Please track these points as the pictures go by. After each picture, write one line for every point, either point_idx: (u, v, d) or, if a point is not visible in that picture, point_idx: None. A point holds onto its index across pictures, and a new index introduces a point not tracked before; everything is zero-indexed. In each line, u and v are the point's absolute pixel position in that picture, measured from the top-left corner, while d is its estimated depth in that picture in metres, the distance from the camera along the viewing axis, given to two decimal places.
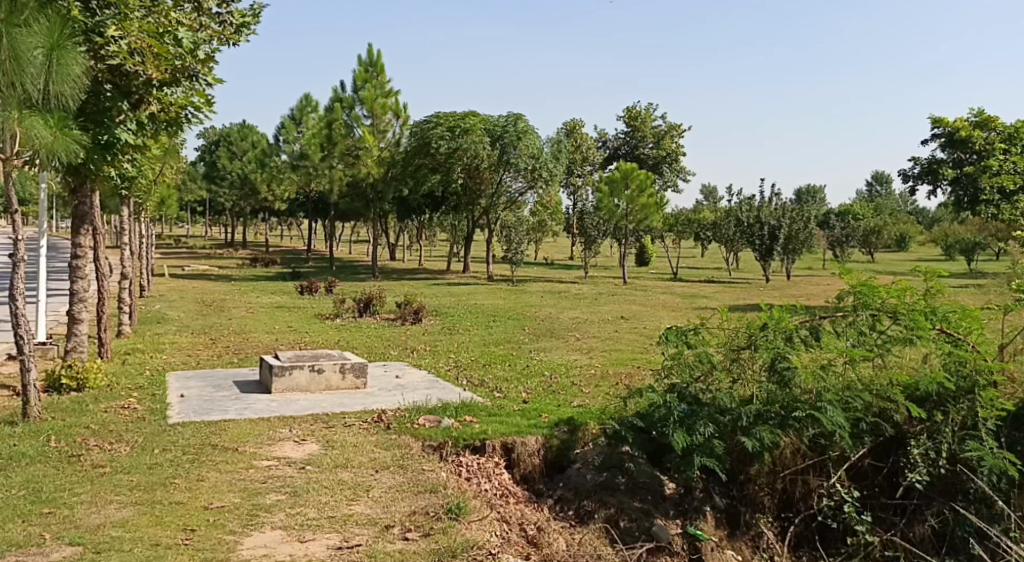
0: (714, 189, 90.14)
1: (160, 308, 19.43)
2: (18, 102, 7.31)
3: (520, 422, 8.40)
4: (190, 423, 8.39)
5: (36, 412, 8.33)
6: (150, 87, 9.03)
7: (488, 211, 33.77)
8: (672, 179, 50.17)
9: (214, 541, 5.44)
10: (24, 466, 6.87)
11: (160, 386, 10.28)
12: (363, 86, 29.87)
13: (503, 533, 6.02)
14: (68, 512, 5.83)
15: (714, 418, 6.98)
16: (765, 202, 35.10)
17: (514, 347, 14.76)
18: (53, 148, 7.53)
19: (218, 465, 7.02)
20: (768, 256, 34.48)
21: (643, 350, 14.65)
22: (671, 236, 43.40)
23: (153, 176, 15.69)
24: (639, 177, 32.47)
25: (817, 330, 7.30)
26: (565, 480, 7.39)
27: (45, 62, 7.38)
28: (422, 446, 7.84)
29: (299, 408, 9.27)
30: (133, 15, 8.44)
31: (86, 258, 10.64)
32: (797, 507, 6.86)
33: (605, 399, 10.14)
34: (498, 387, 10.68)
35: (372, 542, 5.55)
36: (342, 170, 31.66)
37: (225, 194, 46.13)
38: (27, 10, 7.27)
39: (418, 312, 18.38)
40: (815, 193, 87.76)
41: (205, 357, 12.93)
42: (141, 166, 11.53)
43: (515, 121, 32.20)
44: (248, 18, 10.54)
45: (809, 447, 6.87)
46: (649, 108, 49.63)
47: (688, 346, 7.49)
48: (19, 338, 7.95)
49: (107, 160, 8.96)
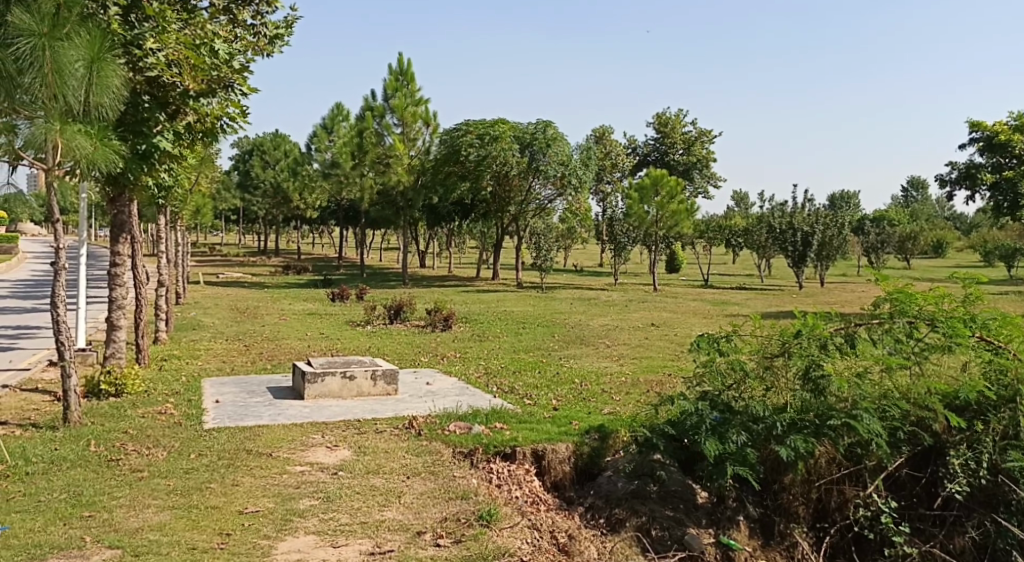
0: (746, 195, 89.37)
1: (196, 315, 19.73)
2: (60, 114, 7.49)
3: (551, 429, 8.40)
4: (225, 429, 8.50)
5: (77, 417, 8.51)
6: (187, 97, 9.15)
7: (517, 217, 33.86)
8: (703, 185, 49.78)
9: (250, 545, 5.50)
10: (65, 470, 7.02)
11: (196, 392, 10.45)
12: (393, 95, 30.14)
13: (534, 540, 6.00)
14: (107, 515, 5.94)
15: (747, 426, 6.92)
16: (797, 208, 34.72)
17: (544, 354, 14.75)
18: (93, 159, 7.71)
19: (253, 471, 7.12)
20: (801, 263, 34.03)
21: (674, 357, 14.54)
22: (702, 243, 43.06)
23: (189, 185, 16.01)
24: (669, 183, 32.28)
25: (853, 337, 7.17)
26: (596, 488, 7.37)
27: (86, 75, 7.57)
28: (453, 452, 7.87)
29: (331, 414, 9.34)
30: (171, 27, 8.66)
31: (124, 267, 10.86)
32: (832, 517, 6.75)
33: (636, 406, 10.10)
34: (528, 395, 10.68)
35: (404, 548, 5.58)
36: (373, 178, 31.93)
37: (258, 203, 46.81)
38: (69, 24, 7.46)
39: (448, 319, 18.47)
40: (849, 198, 86.49)
41: (240, 363, 13.11)
42: (177, 175, 11.79)
43: (544, 128, 32.17)
44: (282, 30, 10.70)
45: (845, 456, 6.76)
46: (679, 114, 49.36)
47: (720, 354, 7.40)
48: (60, 345, 8.13)
49: (145, 170, 9.15)
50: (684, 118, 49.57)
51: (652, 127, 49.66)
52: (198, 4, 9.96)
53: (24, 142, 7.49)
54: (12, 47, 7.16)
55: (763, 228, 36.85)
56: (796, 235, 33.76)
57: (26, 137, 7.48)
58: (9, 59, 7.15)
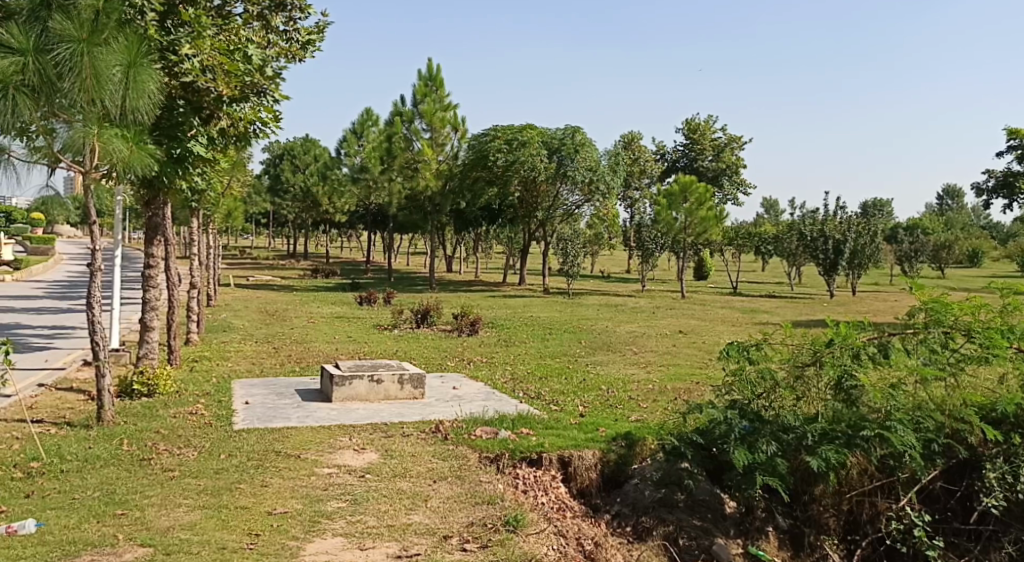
0: (776, 202, 88.95)
1: (226, 318, 19.95)
2: (97, 118, 7.69)
3: (578, 436, 8.36)
4: (254, 430, 8.59)
5: (110, 416, 8.65)
6: (221, 103, 9.23)
7: (544, 223, 33.88)
8: (733, 192, 49.27)
9: (278, 546, 5.54)
10: (98, 468, 7.15)
11: (225, 393, 10.57)
12: (423, 101, 30.35)
13: (560, 546, 5.98)
14: (139, 514, 6.03)
15: (777, 436, 6.80)
16: (829, 216, 34.25)
17: (571, 360, 14.70)
18: (129, 162, 7.85)
19: (282, 472, 7.19)
20: (832, 271, 33.54)
21: (703, 366, 14.38)
22: (731, 251, 42.69)
23: (222, 188, 16.25)
24: (698, 190, 32.03)
25: (887, 347, 7.09)
26: (622, 496, 7.31)
27: (124, 79, 7.69)
28: (479, 457, 7.86)
29: (359, 418, 9.40)
30: (206, 33, 8.78)
31: (158, 269, 11.02)
32: (864, 529, 6.67)
33: (663, 414, 10.01)
34: (555, 401, 10.65)
35: (431, 552, 5.60)
36: (401, 183, 32.11)
37: (289, 207, 47.37)
38: (107, 30, 7.61)
39: (474, 324, 18.49)
40: (882, 207, 85.47)
41: (268, 365, 13.24)
42: (211, 178, 11.95)
43: (572, 133, 32.15)
44: (314, 36, 10.81)
45: (877, 467, 6.66)
46: (709, 121, 49.05)
47: (750, 362, 7.32)
48: (96, 345, 8.28)
49: (180, 173, 9.39)
50: (714, 124, 49.26)
51: (681, 133, 49.44)
52: (233, 9, 10.15)
53: (63, 145, 7.67)
54: (52, 53, 7.36)
55: (794, 235, 36.48)
56: (827, 243, 33.34)
57: (66, 141, 7.65)
58: (48, 65, 7.33)
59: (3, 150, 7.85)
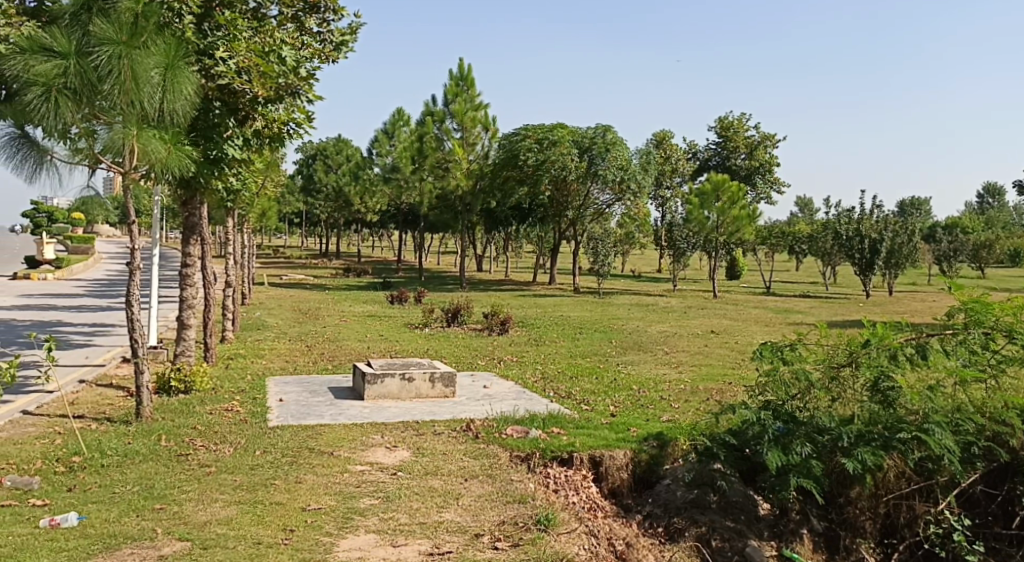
0: (809, 200, 87.84)
1: (260, 316, 20.18)
2: (137, 119, 7.81)
3: (608, 436, 8.33)
4: (288, 427, 8.72)
5: (149, 413, 8.80)
6: (256, 104, 9.31)
7: (575, 222, 33.84)
8: (766, 191, 48.65)
9: (312, 542, 5.60)
10: (138, 463, 7.30)
11: (260, 390, 10.74)
12: (454, 100, 30.41)
13: (591, 546, 5.95)
14: (177, 509, 6.14)
15: (812, 437, 6.70)
16: (865, 215, 33.71)
17: (601, 360, 14.66)
18: (167, 162, 7.94)
19: (315, 469, 7.26)
20: (869, 271, 32.97)
21: (735, 366, 14.23)
22: (764, 250, 42.21)
23: (256, 189, 16.48)
24: (731, 189, 31.71)
25: (925, 347, 6.96)
26: (654, 496, 7.27)
27: (161, 81, 7.81)
28: (510, 455, 7.88)
29: (390, 416, 9.46)
30: (241, 36, 8.93)
31: (194, 267, 11.17)
32: (901, 533, 6.62)
33: (695, 415, 9.95)
34: (586, 400, 10.63)
35: (463, 550, 5.61)
36: (432, 182, 32.22)
37: (321, 207, 47.81)
38: (146, 33, 7.74)
39: (504, 323, 18.51)
40: (919, 206, 83.99)
41: (302, 363, 13.40)
42: (245, 179, 12.11)
43: (603, 132, 32.02)
44: (347, 37, 10.92)
45: (914, 471, 6.60)
46: (742, 118, 48.47)
47: (784, 363, 7.19)
48: (134, 342, 8.43)
49: (215, 173, 9.56)
50: (747, 122, 48.67)
51: (713, 131, 48.94)
52: (268, 12, 10.29)
53: (104, 146, 7.80)
54: (92, 57, 7.52)
55: (829, 234, 35.94)
56: (863, 242, 32.76)
57: (105, 142, 7.80)
58: (89, 68, 7.49)
59: (46, 151, 8.03)
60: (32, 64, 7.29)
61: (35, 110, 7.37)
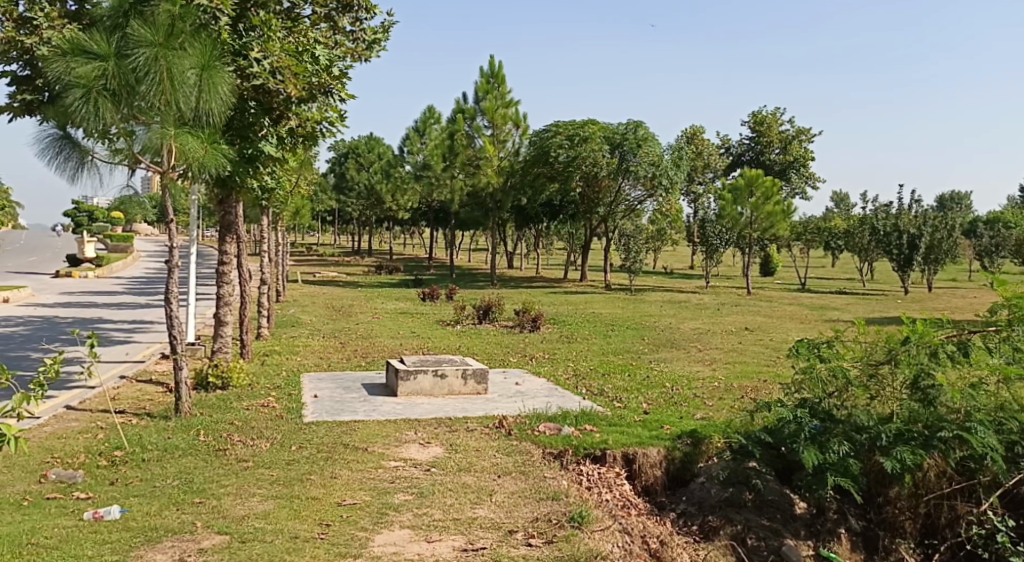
0: (846, 194, 86.56)
1: (294, 313, 20.39)
2: (174, 120, 7.95)
3: (642, 433, 8.31)
4: (324, 423, 8.81)
5: (188, 408, 8.94)
6: (289, 104, 9.30)
7: (606, 219, 33.72)
8: (801, 186, 48.00)
9: (348, 537, 5.66)
10: (177, 457, 7.43)
11: (296, 386, 10.87)
12: (484, 97, 30.38)
13: (625, 544, 5.93)
14: (216, 503, 6.22)
15: (849, 436, 6.61)
16: (903, 210, 33.16)
17: (634, 357, 14.57)
18: (204, 161, 8.10)
19: (350, 464, 7.33)
20: (907, 267, 32.29)
21: (770, 364, 14.07)
22: (800, 246, 41.68)
23: (290, 188, 16.64)
24: (765, 184, 31.35)
25: (966, 345, 6.75)
26: (688, 494, 7.20)
27: (198, 82, 7.88)
28: (544, 453, 7.86)
29: (424, 412, 9.54)
30: (275, 37, 8.97)
31: (231, 265, 11.32)
32: (942, 533, 6.50)
33: (729, 412, 9.87)
34: (618, 398, 10.59)
35: (496, 546, 5.63)
36: (463, 180, 32.21)
37: (354, 205, 48.20)
38: (183, 35, 7.84)
39: (536, 320, 18.50)
40: (959, 200, 82.51)
41: (335, 360, 13.52)
42: (279, 178, 12.27)
43: (635, 128, 31.78)
44: (379, 35, 10.96)
45: (956, 470, 6.47)
46: (776, 112, 47.81)
47: (821, 360, 7.13)
48: (173, 338, 8.57)
49: (250, 171, 9.81)
50: (782, 116, 47.97)
51: (746, 126, 48.36)
52: (302, 11, 10.36)
53: (143, 147, 8.01)
54: (130, 58, 7.66)
55: (866, 230, 35.38)
56: (902, 238, 32.15)
57: (145, 143, 7.98)
58: (127, 70, 7.65)
59: (87, 152, 8.20)
60: (73, 67, 7.45)
61: (76, 112, 7.55)
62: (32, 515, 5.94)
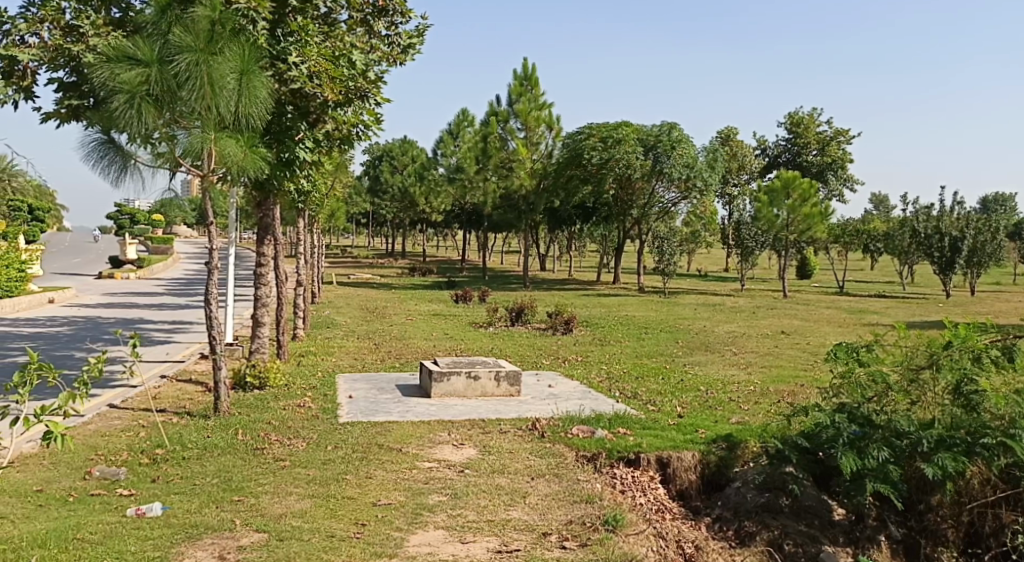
0: (886, 197, 84.92)
1: (329, 315, 20.59)
2: (214, 123, 8.09)
3: (676, 437, 8.26)
4: (358, 423, 8.90)
5: (226, 408, 9.08)
6: (326, 106, 9.43)
7: (639, 221, 33.62)
8: (838, 188, 47.29)
9: (383, 537, 5.70)
10: (216, 456, 7.55)
11: (331, 387, 11.00)
12: (518, 100, 30.41)
13: (659, 548, 5.92)
14: (255, 501, 6.33)
15: (890, 442, 6.47)
16: (945, 211, 32.51)
17: (667, 360, 14.51)
18: (243, 164, 8.24)
19: (385, 465, 7.39)
20: (948, 269, 31.76)
21: (808, 368, 13.88)
22: (837, 248, 41.06)
23: (325, 190, 16.82)
24: (802, 185, 30.94)
25: (1011, 350, 6.64)
26: (723, 499, 7.12)
27: (237, 87, 8.02)
28: (577, 455, 7.86)
29: (458, 413, 9.60)
30: (312, 41, 9.04)
31: (268, 266, 11.44)
32: (986, 542, 6.36)
33: (766, 417, 9.73)
34: (652, 401, 10.53)
35: (531, 548, 5.63)
36: (496, 182, 32.28)
37: (388, 207, 48.68)
38: (222, 39, 7.97)
39: (569, 323, 18.47)
40: (1004, 201, 80.77)
41: (370, 361, 13.63)
42: (315, 180, 12.40)
43: (669, 130, 31.72)
44: (414, 39, 10.99)
45: (1000, 478, 6.33)
46: (813, 113, 47.28)
47: (859, 364, 7.07)
48: (213, 338, 8.71)
49: (287, 174, 9.79)
50: (819, 117, 47.38)
51: (783, 127, 47.89)
52: (339, 17, 10.48)
53: (183, 150, 8.13)
54: (173, 64, 7.84)
55: (906, 232, 34.75)
56: (943, 240, 31.53)
57: (186, 146, 8.09)
58: (169, 76, 7.83)
59: (131, 156, 8.39)
60: (118, 72, 7.63)
61: (121, 116, 7.73)
62: (78, 511, 6.09)
